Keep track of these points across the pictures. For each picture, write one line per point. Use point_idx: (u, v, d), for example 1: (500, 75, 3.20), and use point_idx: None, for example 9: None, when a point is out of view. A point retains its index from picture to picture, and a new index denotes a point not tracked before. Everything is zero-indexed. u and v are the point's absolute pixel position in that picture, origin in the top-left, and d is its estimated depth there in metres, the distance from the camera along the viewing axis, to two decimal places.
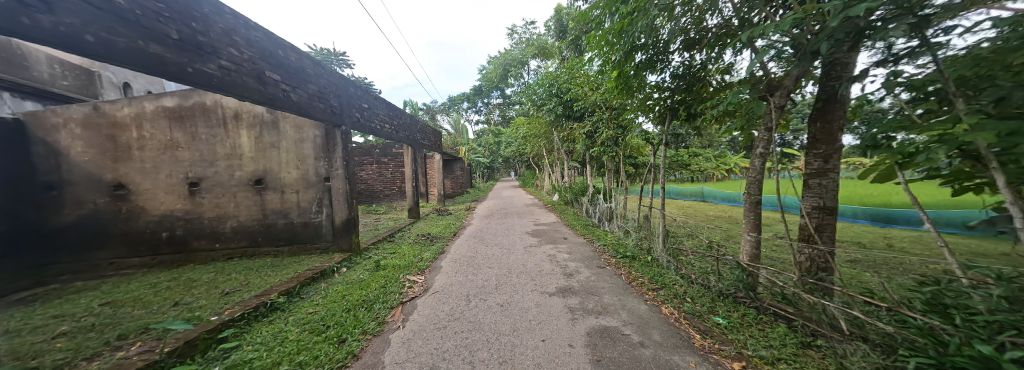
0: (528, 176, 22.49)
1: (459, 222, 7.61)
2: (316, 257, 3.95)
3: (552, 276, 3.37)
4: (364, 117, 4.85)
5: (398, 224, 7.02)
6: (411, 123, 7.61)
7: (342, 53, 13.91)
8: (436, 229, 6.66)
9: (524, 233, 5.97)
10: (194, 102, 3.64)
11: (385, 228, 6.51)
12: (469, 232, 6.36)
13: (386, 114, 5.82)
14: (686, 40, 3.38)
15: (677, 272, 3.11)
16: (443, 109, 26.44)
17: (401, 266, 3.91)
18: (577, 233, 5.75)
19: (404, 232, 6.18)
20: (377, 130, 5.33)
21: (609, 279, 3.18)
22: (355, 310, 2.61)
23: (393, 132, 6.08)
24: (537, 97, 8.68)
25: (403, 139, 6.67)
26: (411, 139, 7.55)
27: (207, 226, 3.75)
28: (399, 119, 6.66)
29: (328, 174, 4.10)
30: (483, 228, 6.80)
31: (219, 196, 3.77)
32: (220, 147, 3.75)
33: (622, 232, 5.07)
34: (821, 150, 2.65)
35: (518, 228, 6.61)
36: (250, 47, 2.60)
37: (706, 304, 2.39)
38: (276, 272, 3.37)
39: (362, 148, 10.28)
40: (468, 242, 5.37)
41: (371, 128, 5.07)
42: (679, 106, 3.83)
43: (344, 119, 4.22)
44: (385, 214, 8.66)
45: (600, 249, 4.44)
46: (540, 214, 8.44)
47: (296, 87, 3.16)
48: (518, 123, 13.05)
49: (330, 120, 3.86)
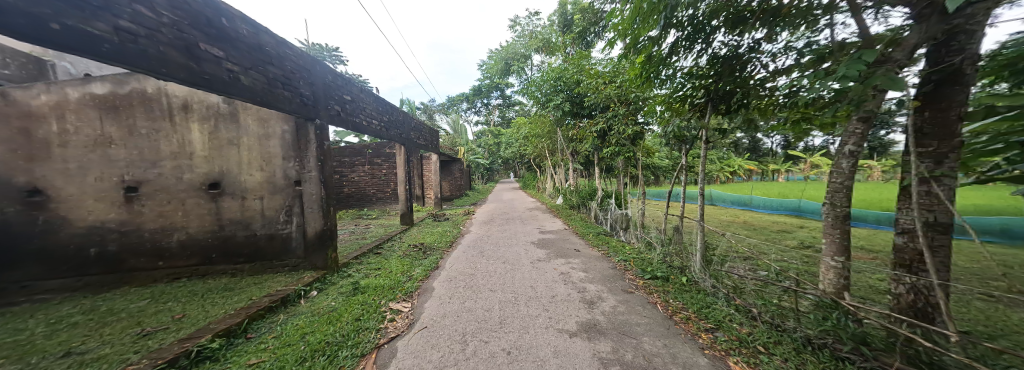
0: (529, 178, 21.84)
1: (456, 229, 6.94)
2: (280, 276, 3.27)
3: (570, 305, 2.71)
4: (346, 111, 4.19)
5: (389, 231, 6.34)
6: (404, 121, 6.95)
7: (336, 49, 13.24)
8: (430, 237, 5.97)
9: (529, 244, 5.32)
10: (132, 89, 2.99)
11: (374, 237, 5.84)
12: (466, 241, 5.69)
13: (374, 109, 5.17)
14: (734, 13, 2.73)
15: (730, 304, 2.45)
16: (442, 109, 25.77)
17: (384, 288, 3.24)
18: (590, 243, 5.09)
19: (395, 242, 5.50)
20: (363, 127, 4.68)
21: (641, 311, 2.53)
22: (312, 361, 1.94)
23: (383, 131, 5.44)
24: (542, 93, 8.00)
25: (394, 138, 6.02)
26: (405, 138, 6.88)
27: (148, 240, 3.08)
28: (391, 115, 6.01)
29: (299, 177, 3.45)
30: (483, 237, 6.13)
31: (163, 204, 3.11)
32: (165, 144, 3.09)
33: (643, 245, 4.40)
34: (930, 147, 1.77)
35: (522, 237, 5.94)
36: (173, 7, 1.95)
37: (790, 360, 1.73)
38: (225, 299, 2.70)
39: (353, 147, 9.60)
40: (466, 255, 4.70)
41: (355, 124, 4.41)
42: (719, 98, 3.21)
43: (320, 111, 3.56)
44: (377, 220, 7.98)
45: (621, 266, 3.78)
46: (545, 221, 7.77)
47: (248, 67, 2.50)
48: (519, 123, 12.41)
49: (301, 111, 3.20)
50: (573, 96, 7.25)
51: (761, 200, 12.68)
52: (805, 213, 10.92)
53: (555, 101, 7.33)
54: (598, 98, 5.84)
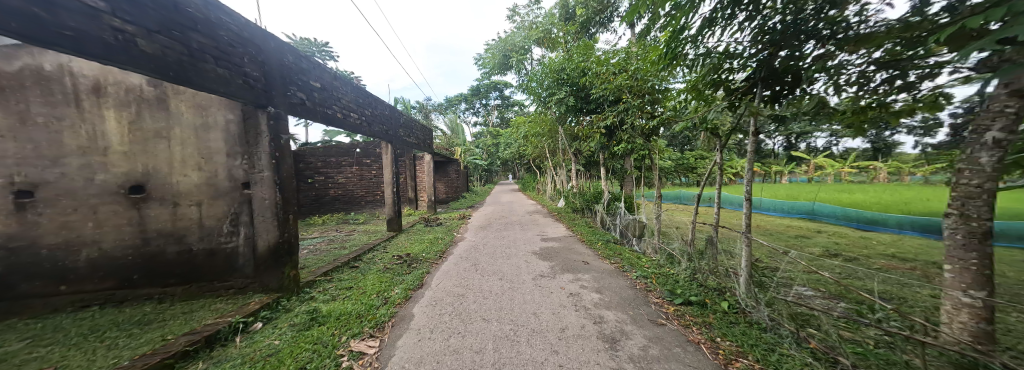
0: (528, 180, 21.25)
1: (449, 236, 6.28)
2: (219, 302, 2.61)
3: (586, 345, 2.06)
4: (314, 100, 3.54)
5: (374, 239, 5.68)
6: (392, 116, 6.31)
7: (327, 44, 12.63)
8: (419, 246, 5.32)
9: (530, 254, 4.68)
10: (25, 65, 2.34)
11: (355, 246, 5.17)
12: (459, 251, 5.03)
13: (353, 101, 4.54)
14: None
15: (802, 347, 1.82)
16: (440, 109, 25.14)
17: (349, 317, 2.58)
18: (599, 254, 4.46)
19: (376, 252, 4.83)
20: (337, 120, 4.06)
21: (681, 355, 1.89)
22: None
23: (363, 126, 4.79)
24: (544, 87, 7.39)
25: (378, 134, 5.37)
26: (392, 134, 6.23)
27: (46, 259, 2.41)
28: (374, 108, 5.35)
29: (247, 178, 2.80)
30: (478, 245, 5.48)
31: (66, 213, 2.44)
32: (69, 136, 2.43)
33: (664, 259, 3.77)
34: None
35: (522, 245, 5.31)
36: None
37: None
38: (126, 339, 2.03)
39: (341, 147, 8.96)
40: (457, 268, 4.06)
41: (325, 117, 3.77)
42: (768, 83, 2.56)
43: (275, 98, 2.91)
44: (364, 225, 7.31)
45: (641, 285, 3.14)
46: (547, 226, 7.14)
47: (154, 30, 1.87)
48: (517, 122, 11.80)
49: (248, 96, 2.56)
50: (577, 90, 6.63)
51: (772, 202, 12.13)
52: (819, 216, 10.38)
53: (558, 96, 6.70)
54: (607, 90, 5.22)
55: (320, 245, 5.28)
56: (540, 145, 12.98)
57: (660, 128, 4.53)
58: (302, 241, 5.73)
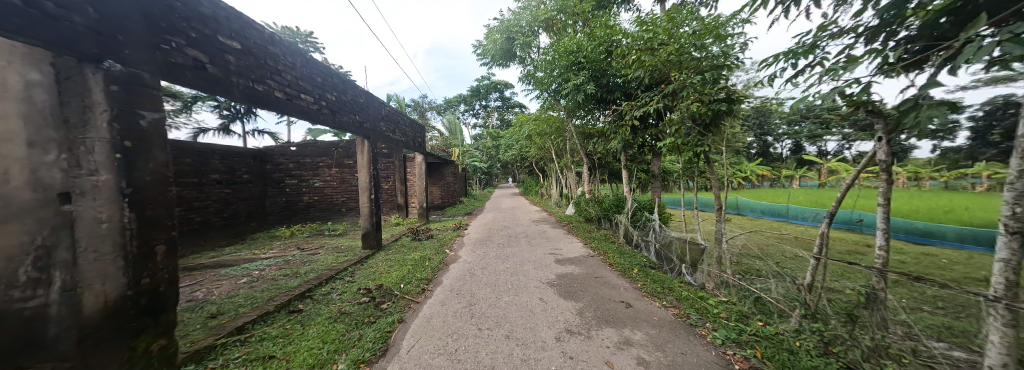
0: (530, 184, 20.11)
1: (438, 254, 5.10)
2: None
3: None
4: (226, 66, 2.34)
5: (344, 260, 4.50)
6: (369, 106, 5.11)
7: (311, 33, 11.58)
8: (398, 271, 4.12)
9: (544, 288, 3.45)
10: None
11: (314, 271, 3.94)
12: (448, 280, 3.83)
13: (305, 79, 3.35)
14: None
15: None
16: (438, 110, 24.12)
17: None
18: (641, 290, 3.25)
19: (338, 282, 3.59)
20: (277, 102, 2.88)
21: None
22: None
23: (321, 113, 3.61)
24: (554, 75, 6.29)
25: (347, 126, 4.18)
26: (369, 127, 5.03)
27: None
28: (341, 93, 4.16)
29: None
30: (474, 270, 4.26)
31: None
32: None
33: (748, 307, 2.56)
34: None
35: (531, 272, 4.07)
36: None
37: None
38: None
39: (320, 145, 7.81)
40: (444, 314, 2.85)
41: (252, 94, 2.58)
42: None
43: (132, 48, 1.71)
44: (339, 239, 6.07)
45: (737, 360, 1.92)
46: (557, 241, 5.99)
47: None
48: (521, 120, 10.70)
49: (38, 31, 1.36)
50: (597, 77, 5.48)
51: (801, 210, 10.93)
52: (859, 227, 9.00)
53: (573, 84, 5.58)
54: (645, 70, 4.03)
55: (270, 270, 4.06)
56: (545, 146, 11.85)
57: (723, 117, 3.30)
58: (252, 261, 4.51)
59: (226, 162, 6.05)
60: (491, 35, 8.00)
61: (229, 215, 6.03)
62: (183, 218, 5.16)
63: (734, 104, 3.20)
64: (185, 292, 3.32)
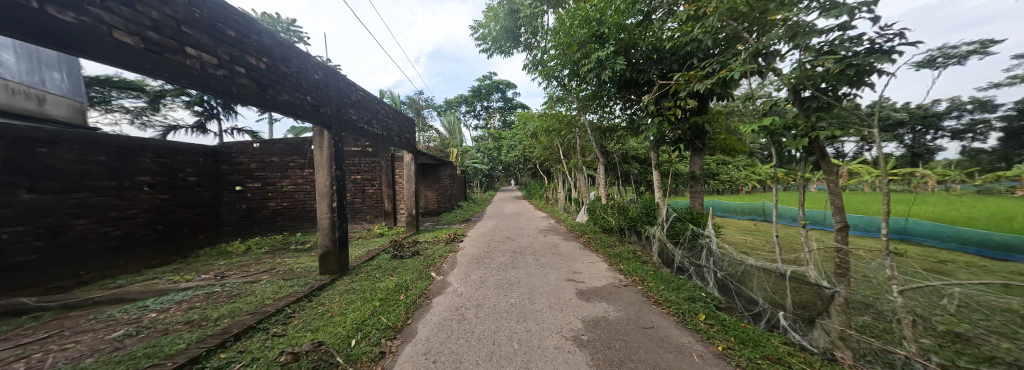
0: (533, 187, 18.94)
1: (420, 282, 3.86)
2: None
3: None
4: None
5: (287, 292, 3.28)
6: (330, 86, 3.89)
7: (294, 20, 10.58)
8: (356, 313, 2.88)
9: (574, 351, 2.20)
10: None
11: (231, 315, 2.70)
12: (426, 333, 2.58)
13: (194, 25, 2.14)
14: None
15: None
16: (437, 109, 23.05)
17: None
18: (733, 363, 1.98)
19: (254, 340, 2.35)
20: (117, 50, 1.66)
21: None
22: None
23: (232, 82, 2.38)
24: (568, 54, 5.13)
25: (286, 107, 2.97)
26: (330, 113, 3.83)
27: None
28: (278, 61, 2.97)
29: None
30: (466, 311, 3.01)
31: None
32: None
33: None
34: None
35: (549, 316, 2.82)
36: None
37: None
38: None
39: (290, 142, 6.67)
40: None
41: (32, 20, 1.35)
42: None
43: None
44: (301, 257, 4.88)
45: None
46: (573, 260, 4.75)
47: None
48: (523, 117, 9.47)
49: None
50: (626, 52, 4.31)
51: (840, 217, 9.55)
52: (915, 238, 7.35)
53: (594, 62, 4.41)
54: (719, 20, 2.80)
55: (173, 312, 2.84)
56: (551, 145, 10.70)
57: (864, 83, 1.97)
58: (162, 294, 3.29)
59: (162, 160, 4.89)
60: (491, 10, 6.78)
61: (165, 227, 4.85)
62: (92, 232, 3.97)
63: (889, 56, 1.88)
64: (7, 358, 2.08)
